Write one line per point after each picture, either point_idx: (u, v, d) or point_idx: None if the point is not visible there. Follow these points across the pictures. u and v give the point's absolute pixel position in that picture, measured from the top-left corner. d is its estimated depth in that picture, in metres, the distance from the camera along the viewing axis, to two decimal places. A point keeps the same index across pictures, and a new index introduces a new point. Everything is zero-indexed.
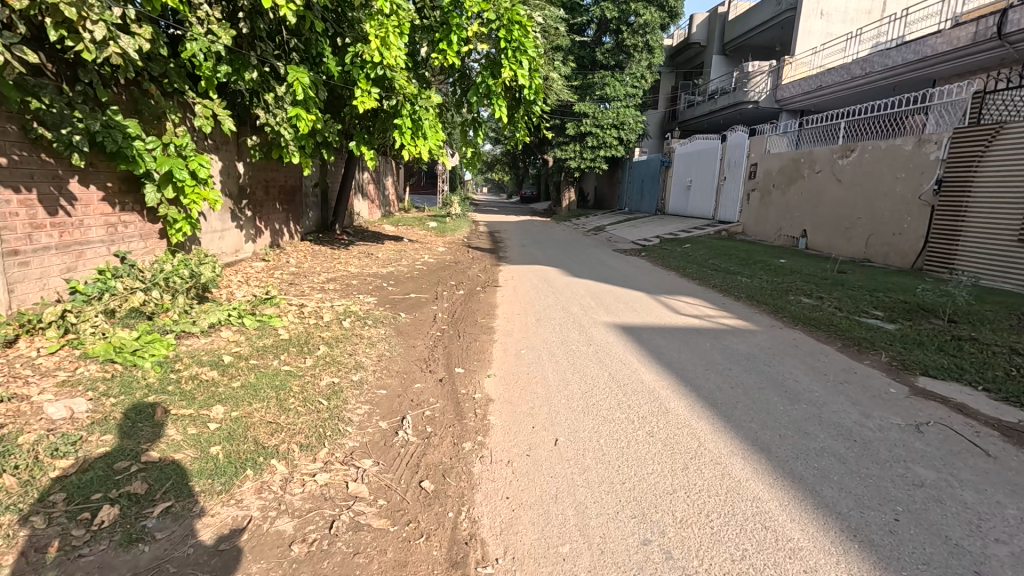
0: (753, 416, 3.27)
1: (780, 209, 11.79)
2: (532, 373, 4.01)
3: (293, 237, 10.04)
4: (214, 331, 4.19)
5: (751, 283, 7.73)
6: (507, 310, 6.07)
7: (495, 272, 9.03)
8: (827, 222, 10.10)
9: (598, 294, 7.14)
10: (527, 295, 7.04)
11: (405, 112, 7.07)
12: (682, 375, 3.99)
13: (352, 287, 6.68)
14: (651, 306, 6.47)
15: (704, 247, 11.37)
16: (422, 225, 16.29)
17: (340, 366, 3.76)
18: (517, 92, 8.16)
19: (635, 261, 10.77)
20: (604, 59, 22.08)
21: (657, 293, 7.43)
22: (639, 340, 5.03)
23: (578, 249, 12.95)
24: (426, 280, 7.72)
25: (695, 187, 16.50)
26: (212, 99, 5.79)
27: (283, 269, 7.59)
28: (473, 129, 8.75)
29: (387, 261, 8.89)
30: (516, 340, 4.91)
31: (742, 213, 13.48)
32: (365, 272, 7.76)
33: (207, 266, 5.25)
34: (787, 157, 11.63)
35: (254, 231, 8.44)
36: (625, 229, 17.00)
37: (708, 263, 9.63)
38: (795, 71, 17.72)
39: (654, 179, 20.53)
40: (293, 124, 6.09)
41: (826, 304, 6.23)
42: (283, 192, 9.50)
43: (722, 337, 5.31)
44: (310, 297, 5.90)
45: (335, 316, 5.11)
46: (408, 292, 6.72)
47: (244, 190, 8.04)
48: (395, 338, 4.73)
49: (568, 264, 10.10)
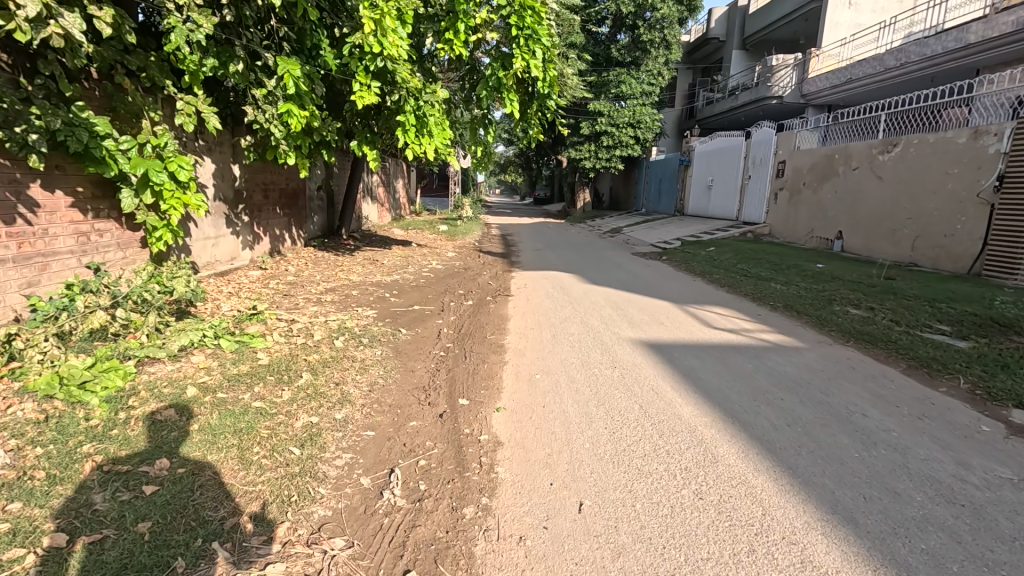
0: (823, 468, 2.64)
1: (811, 209, 11.03)
2: (547, 405, 3.42)
3: (296, 243, 9.59)
4: (184, 356, 3.67)
5: (787, 291, 7.04)
6: (519, 325, 5.48)
7: (506, 279, 8.46)
8: (866, 222, 9.34)
9: (618, 304, 6.52)
10: (541, 305, 6.46)
11: (408, 108, 6.54)
12: (727, 409, 3.36)
13: (351, 298, 6.15)
14: (679, 318, 5.83)
15: (730, 250, 10.67)
16: (432, 228, 15.80)
17: (322, 400, 3.21)
18: (529, 86, 7.58)
19: (655, 266, 10.11)
20: (619, 55, 21.41)
21: (683, 302, 6.79)
22: (670, 361, 4.40)
23: (594, 252, 12.32)
24: (432, 289, 7.17)
25: (716, 186, 15.75)
26: (198, 95, 5.27)
27: (280, 279, 7.12)
28: (483, 127, 8.19)
29: (392, 269, 8.36)
30: (529, 361, 4.33)
31: (769, 213, 12.72)
32: (368, 281, 7.24)
33: (180, 278, 4.76)
34: (819, 154, 10.87)
35: (252, 237, 7.99)
36: (643, 231, 16.34)
37: (736, 268, 8.94)
38: (822, 64, 16.89)
39: (672, 179, 19.82)
40: (285, 122, 5.58)
41: (880, 317, 5.55)
42: (285, 196, 9.06)
43: (763, 355, 4.65)
44: (303, 311, 5.38)
45: (327, 334, 4.56)
46: (412, 304, 6.19)
47: (241, 194, 7.60)
48: (391, 360, 4.18)
49: (584, 269, 9.48)
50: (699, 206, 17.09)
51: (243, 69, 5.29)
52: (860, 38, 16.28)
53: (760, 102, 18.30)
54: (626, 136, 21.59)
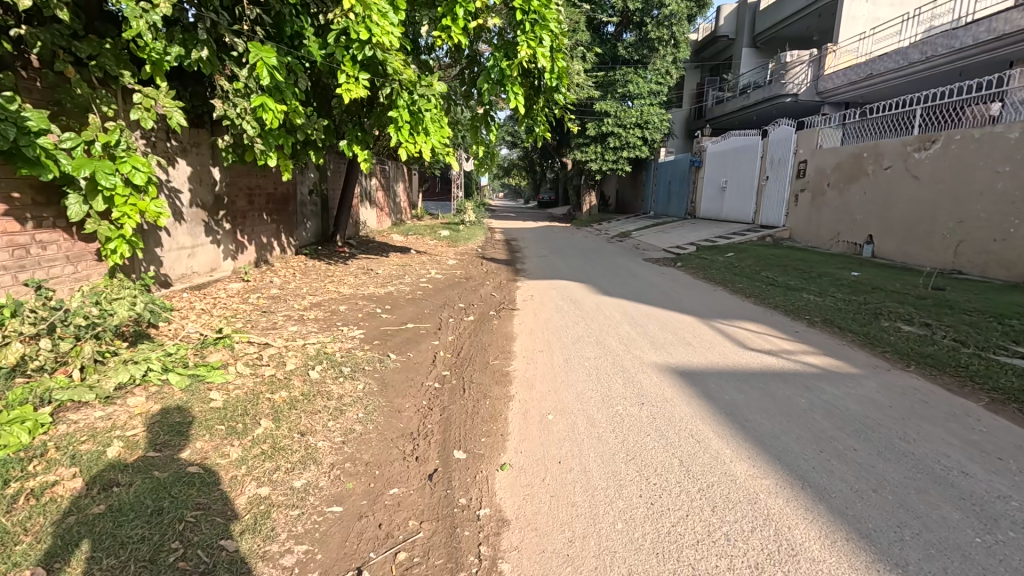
0: (942, 566, 1.96)
1: (836, 211, 10.32)
2: (564, 461, 2.75)
3: (285, 251, 8.97)
4: (120, 398, 3.01)
5: (823, 304, 6.35)
6: (527, 346, 4.81)
7: (512, 290, 7.79)
8: (901, 226, 8.63)
9: (637, 319, 5.85)
10: (551, 321, 5.79)
11: (401, 103, 5.87)
12: (791, 466, 2.67)
13: (338, 316, 5.48)
14: (707, 336, 5.14)
15: (751, 256, 9.97)
16: (433, 233, 15.17)
17: (279, 459, 2.53)
18: (536, 79, 6.92)
19: (671, 273, 9.42)
20: (626, 54, 20.78)
21: (708, 317, 6.11)
22: (706, 393, 3.71)
23: (604, 258, 11.63)
24: (430, 304, 6.50)
25: (731, 188, 15.03)
26: (160, 87, 4.63)
27: (262, 292, 6.49)
28: (485, 124, 7.53)
29: (387, 279, 7.69)
30: (539, 394, 3.66)
31: (789, 216, 12.00)
32: (359, 294, 6.58)
33: (122, 303, 3.81)
34: (845, 153, 10.16)
35: (235, 246, 7.36)
36: (654, 235, 15.64)
37: (761, 276, 8.24)
38: (840, 59, 16.20)
39: (682, 180, 19.13)
40: (258, 117, 4.81)
41: (940, 336, 4.84)
42: (272, 201, 8.43)
43: (814, 384, 3.95)
44: (280, 333, 4.72)
45: (302, 364, 3.89)
46: (406, 321, 5.51)
47: (221, 200, 6.98)
48: (375, 396, 3.50)
49: (595, 278, 8.81)
50: (712, 209, 16.37)
51: (210, 57, 4.66)
52: (880, 33, 15.55)
53: (774, 100, 17.56)
54: (634, 137, 21.00)
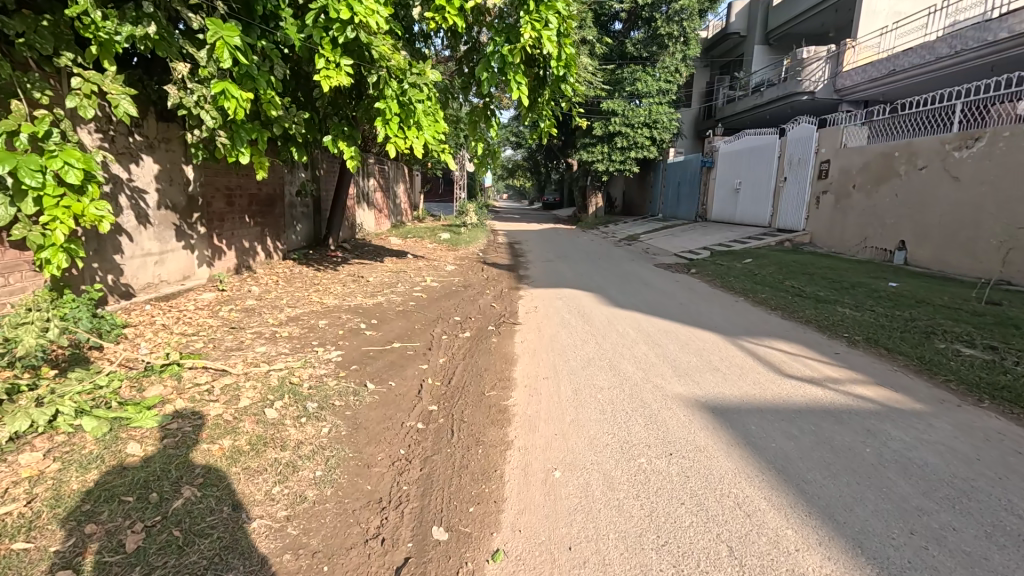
0: None
1: (864, 214, 9.61)
2: (576, 547, 2.09)
3: (270, 256, 8.36)
4: (11, 454, 2.39)
5: (862, 321, 5.66)
6: (528, 372, 4.14)
7: (513, 300, 7.13)
8: (939, 231, 7.92)
9: (654, 336, 5.19)
10: (557, 338, 5.15)
11: (389, 94, 5.22)
12: (882, 562, 2.01)
13: (315, 333, 4.83)
14: (737, 360, 4.47)
15: (772, 262, 9.28)
16: (433, 236, 14.54)
17: (191, 555, 1.89)
18: (540, 68, 6.29)
19: (685, 282, 8.76)
20: (634, 51, 20.19)
21: (734, 334, 5.43)
22: (748, 439, 3.03)
23: (612, 264, 10.96)
24: (421, 317, 5.84)
25: (745, 189, 14.34)
26: (107, 71, 3.99)
27: (237, 302, 5.87)
28: (485, 119, 6.89)
29: (378, 289, 7.03)
30: (543, 439, 3.00)
31: (809, 219, 11.30)
32: (344, 306, 5.94)
33: (31, 325, 3.15)
34: (873, 152, 9.46)
35: (211, 252, 6.74)
36: (664, 239, 14.95)
37: (786, 286, 7.55)
38: (858, 55, 15.56)
39: (692, 182, 18.45)
40: (220, 106, 4.13)
41: (1012, 363, 4.14)
42: (255, 203, 7.81)
43: (876, 425, 3.25)
44: (244, 356, 4.08)
45: (258, 399, 3.25)
46: (392, 339, 4.85)
47: (195, 201, 6.36)
48: (341, 444, 2.83)
49: (604, 286, 8.14)
50: (724, 211, 15.67)
51: (164, 36, 4.03)
52: (903, 27, 14.81)
53: (789, 98, 16.85)
54: (642, 137, 20.34)
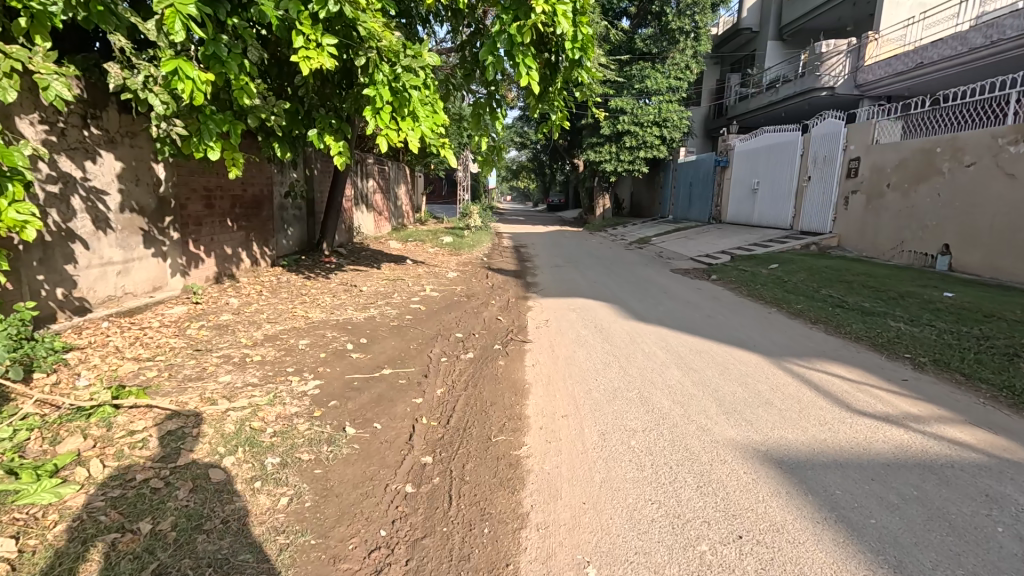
0: None
1: (900, 215, 8.88)
2: None
3: (256, 263, 7.68)
4: None
5: (922, 339, 4.94)
6: (542, 407, 3.44)
7: (521, 311, 6.42)
8: (992, 234, 7.17)
9: (685, 358, 4.49)
10: (575, 360, 4.46)
11: (379, 80, 4.53)
12: None
13: (293, 357, 4.15)
14: (790, 391, 3.76)
15: (801, 268, 8.53)
16: (435, 240, 13.87)
17: None
18: (552, 53, 5.63)
19: (709, 290, 8.04)
20: (643, 46, 19.44)
21: (778, 354, 4.71)
22: (837, 512, 2.31)
23: (625, 269, 10.24)
24: (418, 335, 5.15)
25: (764, 189, 13.60)
26: (36, 47, 3.33)
27: (210, 317, 5.20)
28: (489, 112, 6.21)
29: (371, 301, 6.34)
30: (569, 514, 2.30)
31: (837, 221, 10.55)
32: (331, 322, 5.27)
33: None
34: (911, 148, 8.72)
35: (186, 260, 6.07)
36: (677, 242, 14.23)
37: (824, 296, 6.82)
38: (881, 49, 14.83)
39: (705, 182, 17.74)
40: (174, 90, 3.46)
41: None
42: (239, 205, 7.15)
43: (995, 488, 2.52)
44: (201, 389, 3.40)
45: (204, 454, 2.56)
46: (382, 364, 4.16)
47: (167, 203, 5.69)
48: (301, 525, 2.15)
49: (620, 295, 7.43)
50: (741, 213, 14.93)
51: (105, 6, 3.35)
52: (930, 18, 13.98)
53: (807, 94, 16.13)
54: (651, 136, 19.66)
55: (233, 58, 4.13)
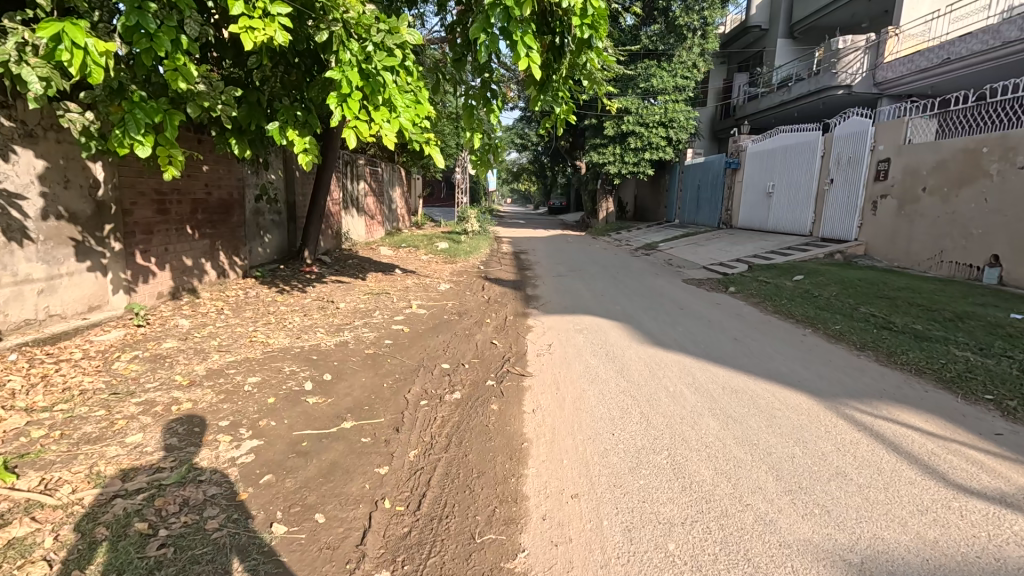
0: None
1: (938, 222, 8.06)
2: None
3: (222, 275, 6.85)
4: None
5: (1002, 375, 4.12)
6: (544, 485, 2.61)
7: (520, 333, 5.58)
8: None
9: (720, 401, 3.66)
10: (586, 404, 3.62)
11: (346, 59, 3.72)
12: None
13: (232, 404, 3.29)
14: (863, 454, 2.93)
15: (831, 281, 7.69)
16: (430, 245, 13.05)
17: None
18: (558, 32, 4.80)
19: (730, 305, 7.20)
20: (649, 43, 18.62)
21: (829, 394, 3.88)
22: None
23: (634, 279, 9.40)
24: (396, 367, 4.31)
25: (780, 192, 12.76)
26: None
27: (150, 344, 4.37)
28: (483, 103, 5.38)
29: (347, 321, 5.50)
30: None
31: (864, 228, 9.72)
32: (294, 351, 4.44)
33: None
34: (951, 148, 7.91)
35: (132, 274, 5.23)
36: (687, 248, 13.38)
37: (865, 315, 5.98)
38: (902, 45, 14.04)
39: (714, 185, 16.92)
40: (62, 64, 2.66)
41: None
42: (202, 210, 6.32)
43: None
44: (94, 457, 2.57)
45: None
46: (344, 413, 3.32)
47: (107, 209, 4.87)
48: None
49: (632, 312, 6.59)
50: (755, 218, 14.09)
51: None
52: (956, 11, 13.28)
53: (822, 93, 15.32)
54: (657, 137, 18.85)
55: (163, 32, 3.35)
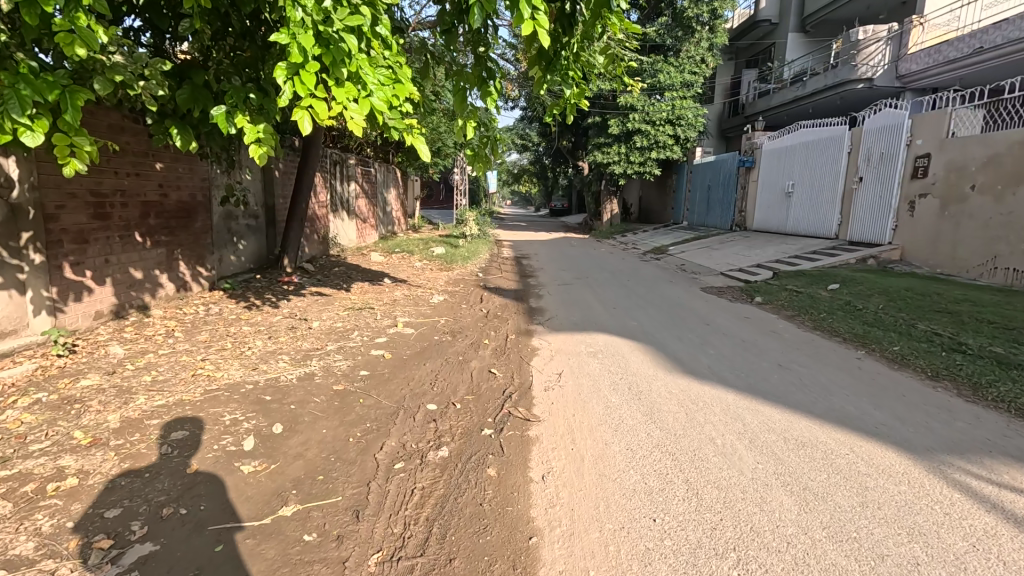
0: None
1: (990, 224, 7.20)
2: None
3: (182, 288, 6.00)
4: None
5: None
6: None
7: (523, 358, 4.71)
8: None
9: (788, 463, 2.78)
10: (612, 468, 2.74)
11: (297, 19, 2.84)
12: None
13: (137, 479, 2.44)
14: (1017, 560, 2.06)
15: (874, 291, 6.82)
16: (426, 250, 12.20)
17: None
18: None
19: (762, 320, 6.32)
20: (656, 38, 17.77)
21: (923, 449, 3.00)
22: None
23: (648, 288, 8.53)
24: (370, 409, 3.45)
25: (801, 192, 11.89)
26: None
27: (62, 383, 3.49)
28: (478, 86, 4.51)
29: (318, 345, 4.63)
30: None
31: (899, 230, 8.86)
32: (244, 389, 3.57)
33: None
34: (1005, 141, 7.04)
35: (60, 292, 4.37)
36: (701, 253, 12.50)
37: (927, 334, 5.11)
38: (927, 34, 13.17)
39: (725, 185, 16.06)
40: None
41: None
42: (155, 214, 5.47)
43: None
44: None
45: None
46: (290, 488, 2.46)
47: (23, 214, 4.01)
48: None
49: (652, 330, 5.71)
50: (772, 220, 13.23)
51: None
52: None
53: (840, 87, 14.46)
54: (664, 135, 17.99)
55: None
